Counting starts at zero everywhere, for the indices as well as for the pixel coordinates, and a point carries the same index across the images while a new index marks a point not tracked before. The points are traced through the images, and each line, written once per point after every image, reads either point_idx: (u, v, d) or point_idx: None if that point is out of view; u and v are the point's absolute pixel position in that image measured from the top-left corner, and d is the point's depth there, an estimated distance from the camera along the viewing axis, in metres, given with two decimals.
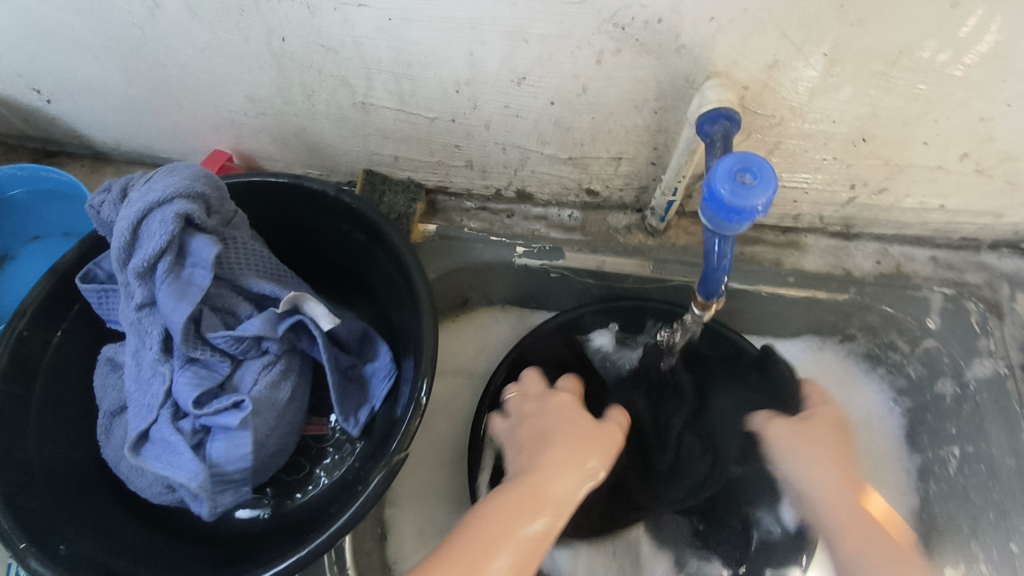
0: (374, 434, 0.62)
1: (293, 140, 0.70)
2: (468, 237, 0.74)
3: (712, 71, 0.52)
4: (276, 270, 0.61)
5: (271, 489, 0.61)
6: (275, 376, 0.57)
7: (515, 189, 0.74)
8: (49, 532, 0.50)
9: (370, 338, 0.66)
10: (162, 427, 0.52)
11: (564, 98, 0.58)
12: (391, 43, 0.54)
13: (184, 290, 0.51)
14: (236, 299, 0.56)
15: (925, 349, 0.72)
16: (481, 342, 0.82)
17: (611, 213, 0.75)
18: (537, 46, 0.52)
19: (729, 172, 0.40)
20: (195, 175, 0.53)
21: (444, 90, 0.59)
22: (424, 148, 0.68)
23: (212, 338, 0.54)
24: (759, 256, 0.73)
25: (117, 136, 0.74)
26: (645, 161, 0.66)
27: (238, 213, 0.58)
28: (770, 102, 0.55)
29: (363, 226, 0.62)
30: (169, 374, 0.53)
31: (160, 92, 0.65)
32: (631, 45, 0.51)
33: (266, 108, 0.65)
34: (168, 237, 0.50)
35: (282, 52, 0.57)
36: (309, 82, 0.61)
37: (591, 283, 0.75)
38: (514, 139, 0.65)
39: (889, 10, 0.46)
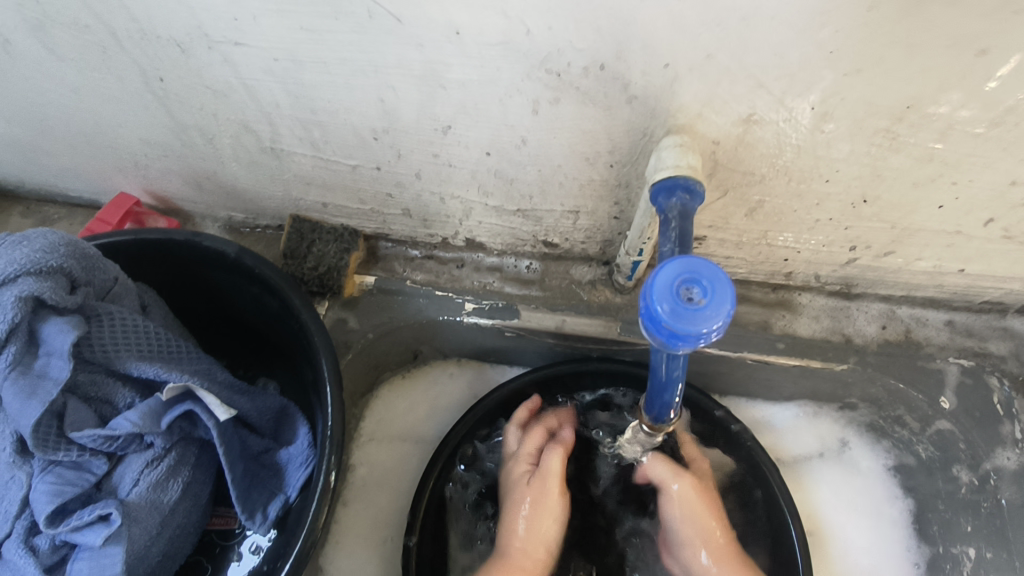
0: (283, 534, 0.54)
1: (207, 184, 0.61)
2: (410, 291, 0.65)
3: (673, 124, 0.42)
4: (165, 344, 0.52)
5: None
6: (160, 478, 0.49)
7: (463, 238, 0.64)
8: None
9: (289, 416, 0.57)
10: (12, 546, 0.44)
11: (501, 150, 0.48)
12: (286, 87, 0.45)
13: (34, 385, 0.44)
14: (114, 386, 0.48)
15: (938, 430, 0.62)
16: (432, 403, 0.72)
17: (574, 264, 0.66)
18: (458, 93, 0.43)
19: (671, 288, 0.31)
20: (53, 246, 0.46)
21: (360, 137, 0.50)
22: (352, 195, 0.59)
23: (76, 437, 0.46)
24: (744, 318, 0.63)
25: (18, 175, 0.66)
26: (606, 215, 0.56)
27: (118, 280, 0.51)
28: (749, 158, 0.45)
29: (271, 292, 0.53)
30: (26, 479, 0.45)
31: (46, 132, 0.57)
32: (572, 94, 0.41)
33: (166, 150, 0.56)
34: (8, 326, 0.42)
35: (164, 93, 0.48)
36: (206, 126, 0.52)
37: (552, 343, 0.66)
38: (452, 189, 0.55)
39: (893, 56, 0.35)
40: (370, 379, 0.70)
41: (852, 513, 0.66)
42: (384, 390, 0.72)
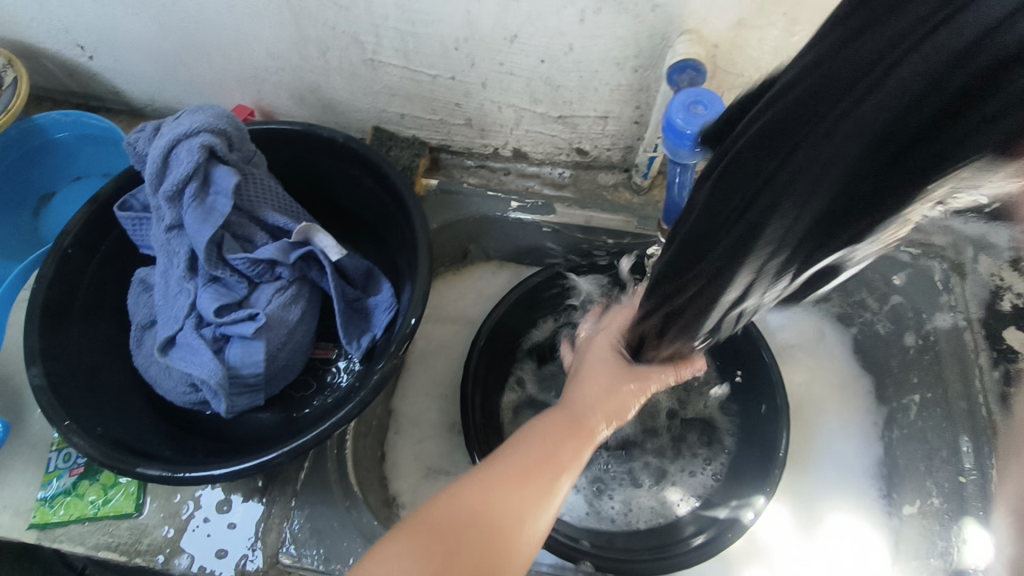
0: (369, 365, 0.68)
1: (310, 97, 0.77)
2: (466, 191, 0.80)
3: (685, 28, 0.58)
4: (289, 206, 0.67)
5: (279, 405, 0.67)
6: (287, 301, 0.63)
7: (511, 148, 0.80)
8: (88, 415, 0.55)
9: (375, 275, 0.71)
10: (187, 333, 0.59)
11: (551, 56, 0.64)
12: (397, 2, 0.61)
13: (208, 213, 0.59)
14: (254, 229, 0.63)
15: (892, 305, 0.77)
16: (480, 292, 0.88)
17: (600, 172, 0.81)
18: (526, 4, 0.58)
19: (683, 105, 0.46)
20: (219, 115, 0.60)
21: (444, 48, 0.65)
22: (427, 105, 0.75)
23: (231, 260, 0.61)
24: None
25: (151, 92, 0.81)
26: (628, 119, 0.71)
27: (258, 155, 0.65)
28: (738, 60, 0.60)
29: (371, 171, 0.68)
30: (194, 290, 0.60)
31: (191, 49, 0.72)
32: (610, 4, 0.57)
33: (285, 64, 0.72)
34: (194, 165, 0.57)
35: (301, 9, 0.64)
36: (323, 39, 0.67)
37: (579, 237, 0.81)
38: (509, 96, 0.71)
39: None
40: None
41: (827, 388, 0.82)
42: (440, 282, 0.88)
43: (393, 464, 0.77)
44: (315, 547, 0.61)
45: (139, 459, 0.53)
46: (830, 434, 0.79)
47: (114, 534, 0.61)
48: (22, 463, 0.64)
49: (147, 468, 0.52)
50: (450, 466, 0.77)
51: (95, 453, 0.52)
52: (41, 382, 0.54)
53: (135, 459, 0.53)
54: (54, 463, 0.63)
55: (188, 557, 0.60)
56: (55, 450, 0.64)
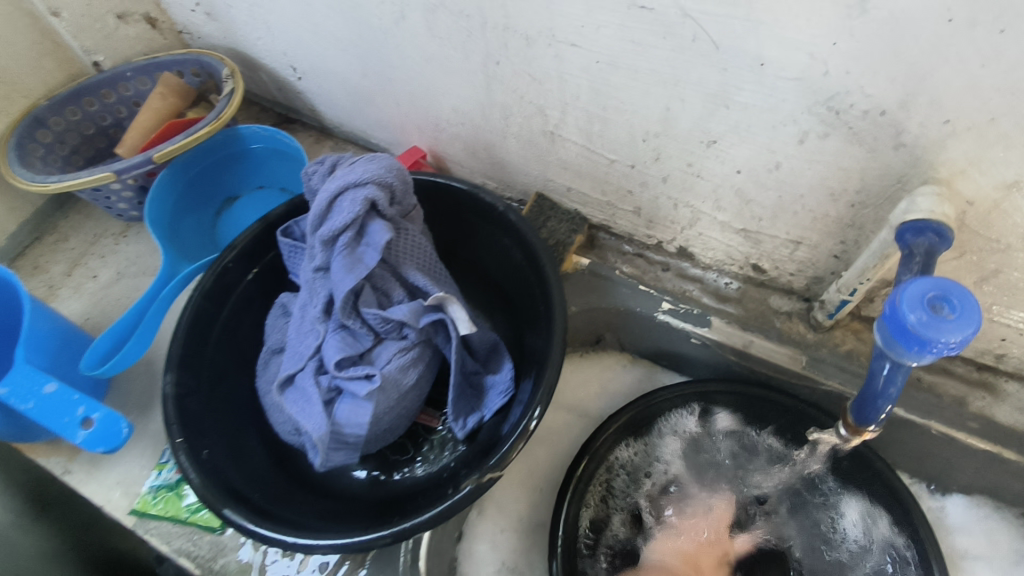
0: (469, 448, 0.65)
1: (482, 153, 0.75)
2: (618, 280, 0.74)
3: (933, 176, 0.47)
4: (433, 265, 0.65)
5: (373, 461, 0.66)
6: (404, 365, 0.61)
7: (677, 246, 0.72)
8: (201, 434, 0.57)
9: (499, 351, 0.67)
10: (306, 376, 0.59)
11: (752, 170, 0.55)
12: (593, 86, 0.56)
13: (354, 264, 0.58)
14: (393, 284, 0.62)
15: None
16: (604, 384, 0.81)
17: (774, 294, 0.70)
18: (738, 113, 0.51)
19: (921, 298, 0.36)
20: (390, 168, 0.59)
21: (631, 137, 0.60)
22: (598, 186, 0.69)
23: (364, 313, 0.60)
24: (940, 388, 0.63)
25: (342, 117, 0.85)
26: (826, 252, 0.60)
27: (417, 208, 0.64)
28: (998, 225, 0.48)
29: (521, 246, 0.64)
30: (322, 333, 0.60)
31: (385, 88, 0.74)
32: (842, 132, 0.47)
33: (466, 119, 0.71)
34: (353, 217, 0.57)
35: (494, 74, 0.62)
36: (509, 105, 0.65)
37: (731, 359, 0.71)
38: (690, 198, 0.63)
39: None
40: None
41: None
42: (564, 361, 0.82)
43: (468, 545, 0.72)
44: None
45: (230, 499, 0.53)
46: None
47: (196, 543, 0.63)
48: (143, 445, 0.69)
49: (232, 511, 0.52)
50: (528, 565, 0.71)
51: (195, 479, 0.53)
52: (170, 392, 0.57)
53: (227, 498, 0.53)
54: (167, 456, 0.67)
55: None
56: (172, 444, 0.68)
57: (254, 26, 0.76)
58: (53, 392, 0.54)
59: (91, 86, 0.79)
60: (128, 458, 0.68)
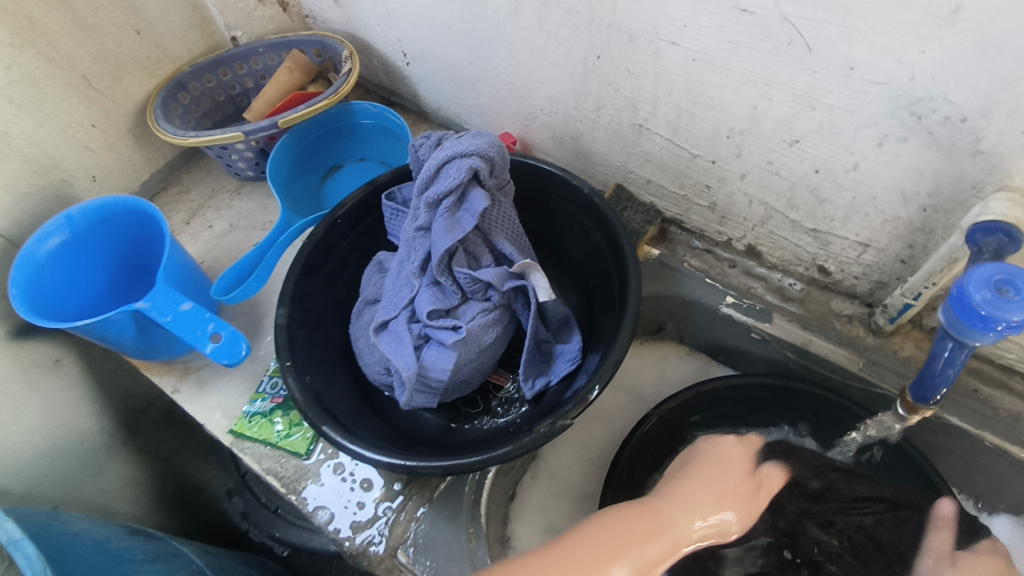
0: (536, 409, 0.70)
1: (569, 142, 0.81)
2: (685, 271, 0.78)
3: (1008, 184, 0.50)
4: (518, 239, 0.71)
5: (446, 411, 0.71)
6: (487, 323, 0.67)
7: (746, 243, 0.76)
8: (305, 363, 0.65)
9: (570, 324, 0.72)
10: (399, 322, 0.65)
11: (829, 170, 0.59)
12: (686, 82, 0.62)
13: (453, 226, 0.65)
14: (484, 250, 0.68)
15: None
16: (660, 371, 0.85)
17: (837, 297, 0.73)
18: (822, 114, 0.55)
19: (988, 280, 0.39)
20: (493, 144, 0.66)
21: (716, 133, 0.65)
22: (676, 180, 0.74)
23: (456, 271, 0.66)
24: (997, 401, 0.65)
25: (440, 103, 0.92)
26: (894, 256, 0.63)
27: (510, 184, 0.70)
28: None
29: (602, 228, 0.70)
30: (417, 287, 0.67)
31: (486, 76, 0.81)
32: (922, 137, 0.51)
33: (560, 109, 0.77)
34: (457, 183, 0.63)
35: (593, 67, 0.68)
36: (603, 97, 0.71)
37: (789, 357, 0.75)
38: (764, 195, 0.67)
39: None
40: None
41: None
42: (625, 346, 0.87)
43: (521, 504, 0.77)
44: (427, 559, 0.63)
45: (328, 420, 0.60)
46: None
47: (282, 466, 0.70)
48: (243, 374, 0.77)
49: (329, 429, 0.59)
50: (573, 527, 0.76)
51: (300, 399, 0.60)
52: (282, 322, 0.65)
53: (325, 418, 0.60)
54: (264, 386, 0.75)
55: (327, 513, 0.67)
56: (269, 376, 0.76)
57: (375, 13, 0.84)
58: (189, 309, 0.63)
59: (228, 57, 0.89)
60: (230, 384, 0.76)
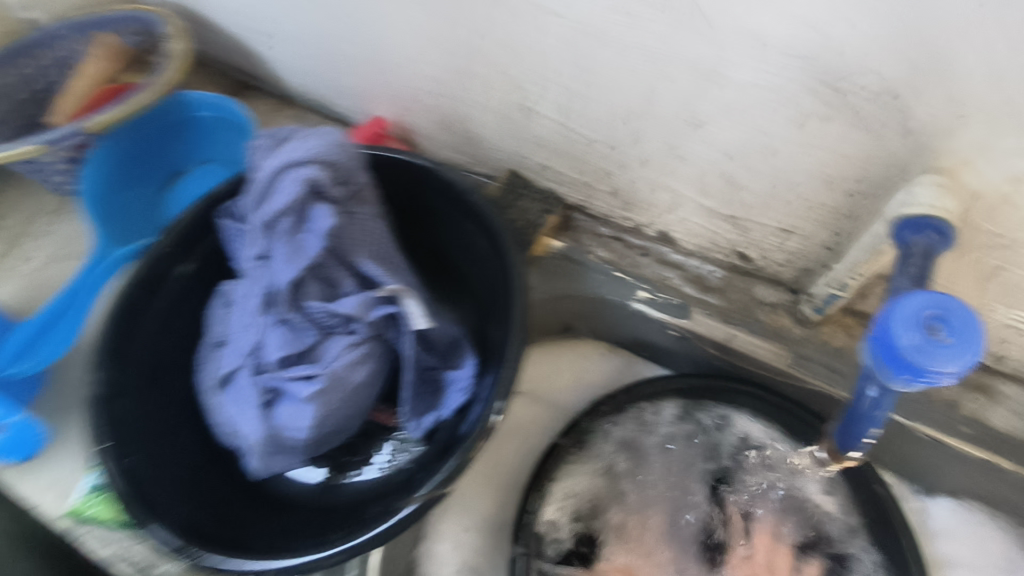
0: (428, 450, 0.61)
1: (450, 125, 0.68)
2: (592, 266, 0.68)
3: (936, 166, 0.41)
4: (387, 254, 0.59)
5: (324, 463, 0.63)
6: (356, 362, 0.56)
7: (658, 230, 0.66)
8: (132, 436, 0.53)
9: (460, 347, 0.61)
10: (244, 374, 0.54)
11: (741, 155, 0.49)
12: (566, 54, 0.50)
13: (295, 253, 0.53)
14: (343, 273, 0.56)
15: None
16: (578, 375, 0.76)
17: (760, 283, 0.65)
18: (731, 94, 0.44)
19: (917, 318, 0.30)
20: (335, 146, 0.54)
21: (611, 116, 0.53)
22: (574, 165, 0.63)
23: (309, 305, 0.55)
24: (934, 389, 0.59)
25: (300, 83, 0.78)
26: (819, 244, 0.54)
27: (370, 189, 0.58)
28: (1010, 222, 0.42)
29: (485, 232, 0.59)
30: (264, 327, 0.55)
31: (344, 51, 0.67)
32: (845, 114, 0.41)
33: (445, 90, 0.64)
34: (292, 200, 0.51)
35: (458, 40, 0.55)
36: (476, 74, 0.58)
37: (711, 353, 0.67)
38: (672, 181, 0.57)
39: None
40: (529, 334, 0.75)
41: None
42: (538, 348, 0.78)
43: (430, 544, 0.69)
44: None
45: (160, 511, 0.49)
46: None
47: (128, 553, 0.57)
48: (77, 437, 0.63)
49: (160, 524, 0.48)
50: (489, 562, 0.68)
51: (120, 487, 0.49)
52: (95, 390, 0.52)
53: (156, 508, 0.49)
54: None
55: None
56: None
57: None
58: None
59: (25, 46, 0.72)
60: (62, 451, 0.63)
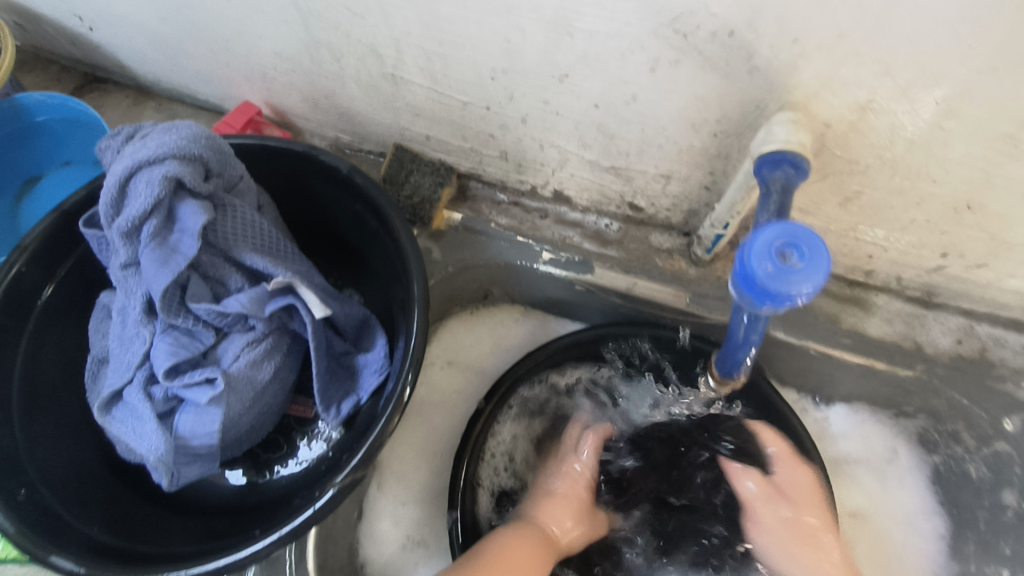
0: (348, 435, 0.59)
1: (325, 103, 0.65)
2: (493, 234, 0.68)
3: (789, 100, 0.43)
4: (274, 244, 0.57)
5: (244, 463, 0.61)
6: (256, 360, 0.54)
7: (552, 189, 0.67)
8: (17, 472, 0.49)
9: (370, 326, 0.62)
10: (132, 391, 0.51)
11: (609, 104, 0.50)
12: (422, 18, 0.48)
13: (168, 256, 0.49)
14: (228, 270, 0.54)
15: (994, 451, 0.62)
16: (498, 341, 0.76)
17: (655, 231, 0.67)
18: (582, 42, 0.45)
19: (769, 247, 0.32)
20: (195, 136, 0.50)
21: (478, 76, 0.52)
22: (456, 132, 0.62)
23: (194, 308, 0.52)
24: (816, 308, 0.64)
25: (157, 73, 0.72)
26: (697, 185, 0.57)
27: (243, 179, 0.55)
28: (856, 145, 0.45)
29: (373, 211, 0.57)
30: (149, 338, 0.52)
31: (194, 35, 0.62)
32: (694, 57, 0.42)
33: (297, 66, 0.61)
34: (154, 200, 0.48)
35: (310, 10, 0.52)
36: (337, 46, 0.55)
37: (618, 302, 0.69)
38: (552, 138, 0.57)
39: (1016, 59, 0.35)
40: (442, 310, 0.74)
41: (892, 525, 0.68)
42: (453, 323, 0.77)
43: (368, 530, 0.69)
44: None
45: (58, 546, 0.46)
46: None
47: None
48: None
49: (59, 559, 0.45)
50: (429, 536, 0.69)
51: (11, 528, 0.45)
52: None
53: (53, 544, 0.46)
54: None
55: None
56: None
57: None
58: None
59: None
60: None
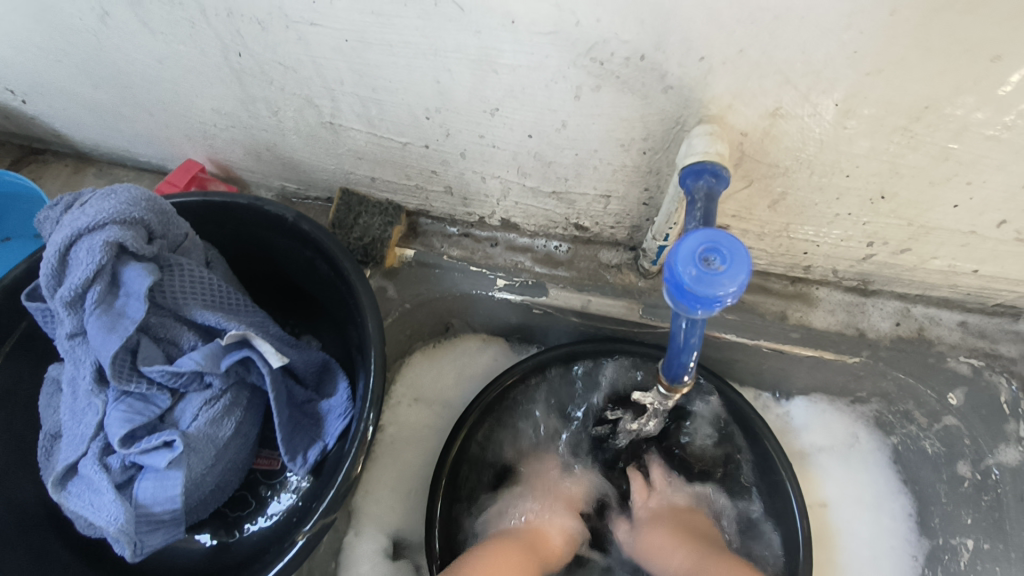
0: (316, 481, 0.59)
1: (266, 154, 0.66)
2: (446, 266, 0.69)
3: (706, 114, 0.45)
4: (226, 297, 0.57)
5: (213, 526, 0.59)
6: (217, 417, 0.53)
7: (499, 218, 0.68)
8: None
9: (331, 371, 0.62)
10: (88, 463, 0.49)
11: (543, 134, 0.52)
12: (352, 66, 0.50)
13: (114, 321, 0.49)
14: (180, 329, 0.53)
15: (945, 425, 0.64)
16: (460, 371, 0.77)
17: (603, 248, 0.69)
18: (507, 77, 0.47)
19: (693, 254, 0.35)
20: (135, 199, 0.51)
21: (414, 117, 0.54)
22: (399, 171, 0.64)
23: (146, 372, 0.51)
24: (762, 306, 0.66)
25: (95, 140, 0.72)
26: (635, 201, 0.59)
27: (187, 237, 0.55)
28: (773, 151, 0.48)
29: (322, 255, 0.58)
30: (102, 407, 0.51)
31: (130, 102, 0.63)
32: (612, 82, 0.45)
33: (235, 121, 0.62)
34: (96, 266, 0.47)
35: (240, 67, 0.54)
36: (273, 99, 0.57)
37: (575, 321, 0.69)
38: (494, 170, 0.59)
39: (897, 62, 0.39)
40: (403, 346, 0.74)
41: (860, 507, 0.69)
42: (416, 356, 0.77)
43: None
44: None
45: None
46: (861, 565, 0.67)
47: None
48: None
49: None
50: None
51: None
52: None
53: None
54: None
55: None
56: None
57: None
58: None
59: None
60: None
